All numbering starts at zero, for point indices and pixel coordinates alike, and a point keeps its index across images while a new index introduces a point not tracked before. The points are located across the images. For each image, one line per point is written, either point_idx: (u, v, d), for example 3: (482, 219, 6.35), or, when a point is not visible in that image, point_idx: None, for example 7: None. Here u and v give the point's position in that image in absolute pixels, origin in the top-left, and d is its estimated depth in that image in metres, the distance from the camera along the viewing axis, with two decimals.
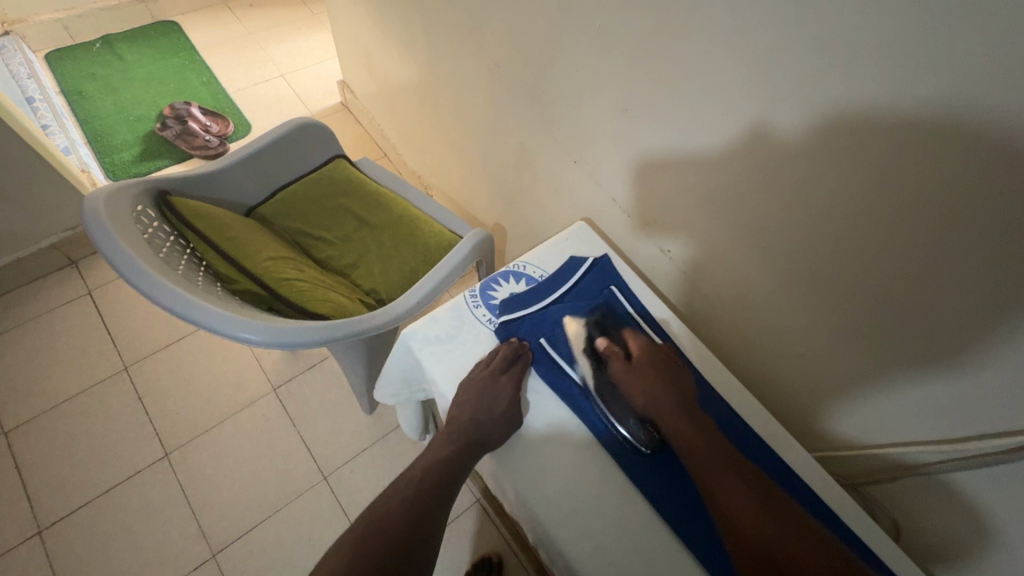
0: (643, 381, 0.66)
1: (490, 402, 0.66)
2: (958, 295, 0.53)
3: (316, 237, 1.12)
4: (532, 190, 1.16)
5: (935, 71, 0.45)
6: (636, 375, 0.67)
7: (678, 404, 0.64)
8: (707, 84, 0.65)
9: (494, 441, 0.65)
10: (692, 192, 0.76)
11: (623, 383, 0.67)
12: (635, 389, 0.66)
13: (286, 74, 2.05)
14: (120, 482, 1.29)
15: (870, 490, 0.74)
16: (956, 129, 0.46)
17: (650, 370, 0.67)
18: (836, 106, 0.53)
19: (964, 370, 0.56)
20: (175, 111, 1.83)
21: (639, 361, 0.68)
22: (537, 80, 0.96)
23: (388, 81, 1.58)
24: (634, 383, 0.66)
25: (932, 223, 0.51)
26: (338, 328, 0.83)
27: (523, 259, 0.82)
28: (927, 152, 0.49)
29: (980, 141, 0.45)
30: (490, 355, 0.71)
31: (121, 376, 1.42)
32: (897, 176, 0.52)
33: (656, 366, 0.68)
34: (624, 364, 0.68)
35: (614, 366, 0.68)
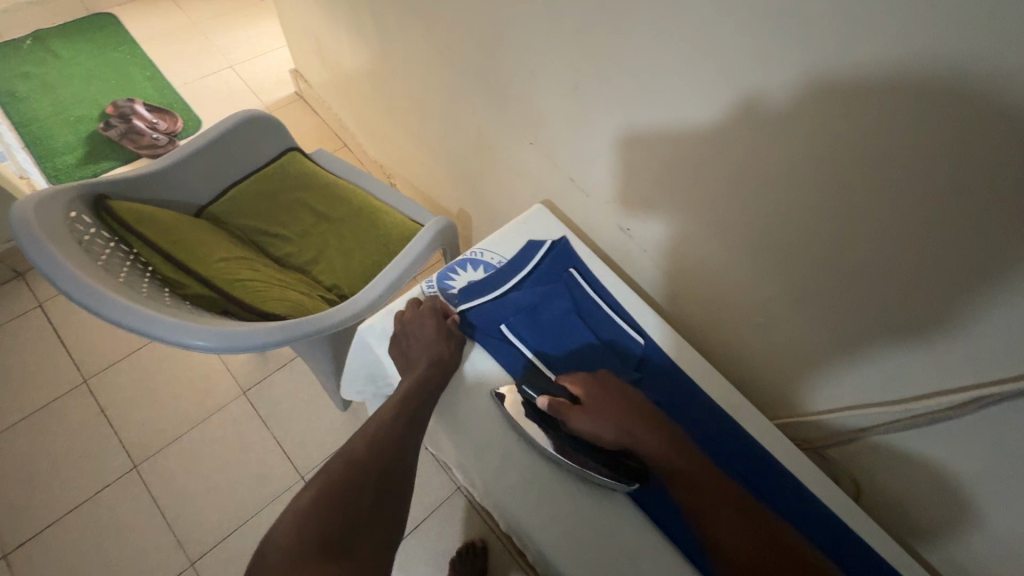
0: (609, 420, 0.63)
1: (417, 328, 0.70)
2: (905, 261, 0.54)
3: (272, 234, 1.09)
4: (492, 174, 1.14)
5: (874, 37, 0.45)
6: (597, 419, 0.63)
7: (648, 432, 0.63)
8: (656, 59, 0.64)
9: (445, 362, 0.69)
10: (648, 170, 0.75)
11: (586, 430, 0.63)
12: (603, 431, 0.63)
13: (235, 65, 1.97)
14: (88, 498, 1.25)
15: (828, 454, 0.76)
16: (896, 96, 0.46)
17: (606, 405, 0.64)
18: (781, 76, 0.53)
19: (913, 330, 0.57)
20: (118, 109, 1.74)
21: (592, 403, 0.64)
22: (489, 60, 0.93)
23: (340, 68, 1.53)
24: (602, 427, 0.63)
25: (878, 190, 0.52)
26: (296, 327, 0.81)
27: (480, 245, 0.81)
28: (869, 120, 0.49)
29: (922, 105, 0.45)
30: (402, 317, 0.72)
31: (80, 390, 1.37)
32: (842, 145, 0.52)
33: (609, 401, 0.64)
34: (578, 412, 0.64)
35: (575, 416, 0.63)
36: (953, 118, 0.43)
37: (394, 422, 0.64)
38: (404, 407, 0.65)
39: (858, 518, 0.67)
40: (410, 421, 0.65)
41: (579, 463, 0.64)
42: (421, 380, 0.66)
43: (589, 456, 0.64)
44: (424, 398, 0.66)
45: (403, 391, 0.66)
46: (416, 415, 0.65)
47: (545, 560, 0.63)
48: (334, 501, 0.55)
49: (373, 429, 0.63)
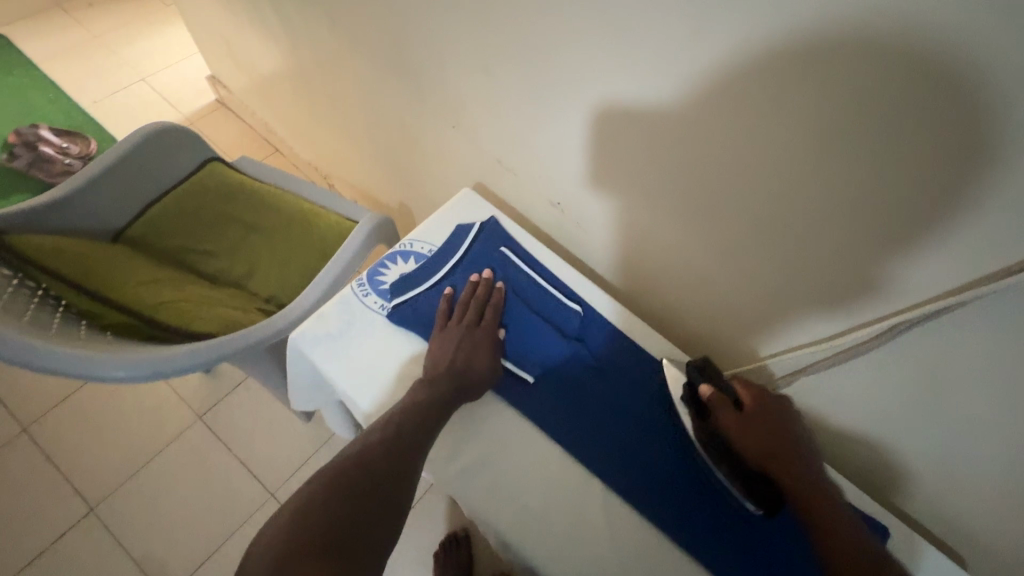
0: (759, 437, 0.57)
1: (456, 345, 0.67)
2: (807, 201, 0.56)
3: (201, 251, 1.04)
4: (423, 163, 1.11)
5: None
6: (754, 434, 0.57)
7: (801, 466, 0.56)
8: (555, 27, 0.63)
9: (469, 386, 0.65)
10: (567, 141, 0.75)
11: (735, 436, 0.58)
12: (752, 445, 0.57)
13: (147, 77, 1.85)
14: (44, 550, 1.19)
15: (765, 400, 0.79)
16: (775, 38, 0.47)
17: (767, 427, 0.58)
18: (670, 30, 0.53)
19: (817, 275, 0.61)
20: (22, 137, 1.62)
21: (754, 412, 0.59)
22: (397, 45, 0.90)
23: (256, 69, 1.46)
24: (750, 439, 0.58)
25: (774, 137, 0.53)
26: (228, 343, 0.76)
27: (410, 236, 0.79)
28: (755, 65, 0.50)
29: (800, 45, 0.46)
30: (449, 303, 0.71)
31: (21, 440, 1.29)
32: (735, 93, 0.53)
33: (775, 426, 0.58)
34: (736, 417, 0.59)
35: (724, 417, 0.59)
36: (826, 55, 0.45)
37: (401, 427, 0.59)
38: (410, 413, 0.61)
39: None
40: (420, 428, 0.60)
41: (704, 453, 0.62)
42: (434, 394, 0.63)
43: (722, 454, 0.61)
44: (434, 412, 0.62)
45: (412, 396, 0.63)
46: (425, 428, 0.60)
47: (503, 540, 0.63)
48: (332, 502, 0.50)
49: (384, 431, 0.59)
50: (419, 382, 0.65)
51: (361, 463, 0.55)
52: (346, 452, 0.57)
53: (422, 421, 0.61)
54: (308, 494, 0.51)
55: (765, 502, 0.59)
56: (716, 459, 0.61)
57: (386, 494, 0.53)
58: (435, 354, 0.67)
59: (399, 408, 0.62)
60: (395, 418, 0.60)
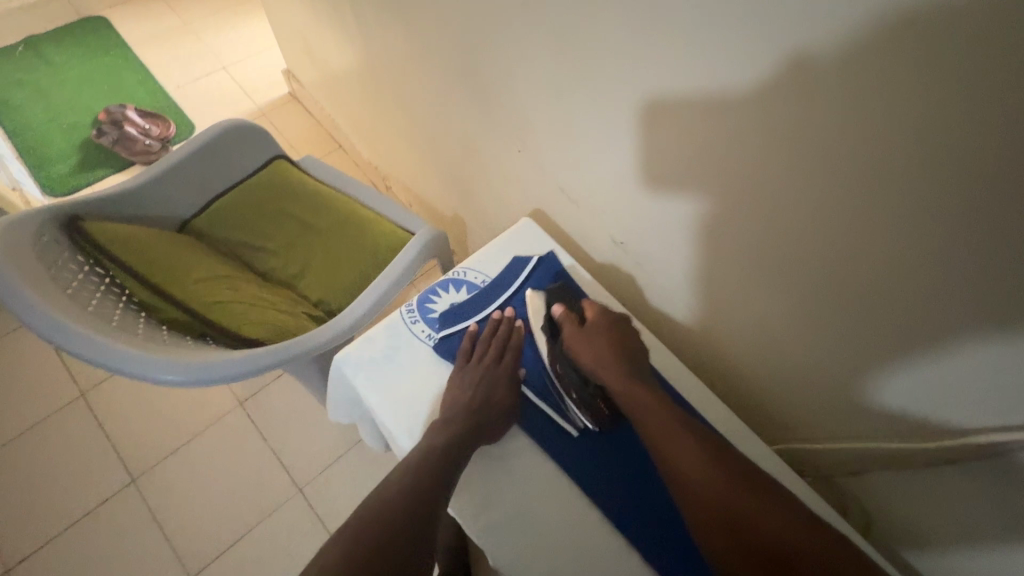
0: (591, 347, 0.67)
1: (477, 385, 0.65)
2: (913, 282, 0.50)
3: (258, 248, 1.06)
4: (482, 180, 1.09)
5: (882, 48, 0.41)
6: (588, 341, 0.68)
7: (622, 365, 0.66)
8: (646, 66, 0.60)
9: (488, 425, 0.63)
10: (640, 181, 0.72)
11: (574, 347, 0.68)
12: (584, 351, 0.67)
13: (228, 66, 1.93)
14: (87, 512, 1.25)
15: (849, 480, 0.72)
16: (904, 110, 0.43)
17: (604, 338, 0.68)
18: (779, 85, 0.49)
19: (925, 356, 0.54)
20: (111, 115, 1.71)
21: (590, 326, 0.69)
22: (473, 63, 0.89)
23: (329, 68, 1.49)
24: (584, 346, 0.67)
25: (885, 211, 0.49)
26: (274, 354, 0.77)
27: (464, 264, 0.78)
28: (878, 135, 0.45)
29: (940, 120, 0.41)
30: (469, 338, 0.70)
31: (78, 403, 1.37)
32: (845, 162, 0.49)
33: (608, 334, 0.68)
34: (574, 327, 0.69)
35: (566, 328, 0.69)
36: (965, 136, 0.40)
37: (419, 471, 0.57)
38: (430, 460, 0.57)
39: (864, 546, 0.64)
40: (441, 472, 0.57)
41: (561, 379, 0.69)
42: (454, 435, 0.60)
43: (573, 373, 0.68)
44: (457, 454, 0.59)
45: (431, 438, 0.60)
46: (446, 472, 0.57)
47: None
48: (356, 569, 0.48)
49: (405, 475, 0.57)
50: (438, 422, 0.62)
51: (379, 523, 0.52)
52: (366, 511, 0.54)
53: (443, 465, 0.57)
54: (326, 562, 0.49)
55: (603, 420, 0.67)
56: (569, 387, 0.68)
57: (405, 559, 0.50)
58: (455, 392, 0.65)
59: (419, 453, 0.58)
60: (414, 460, 0.58)
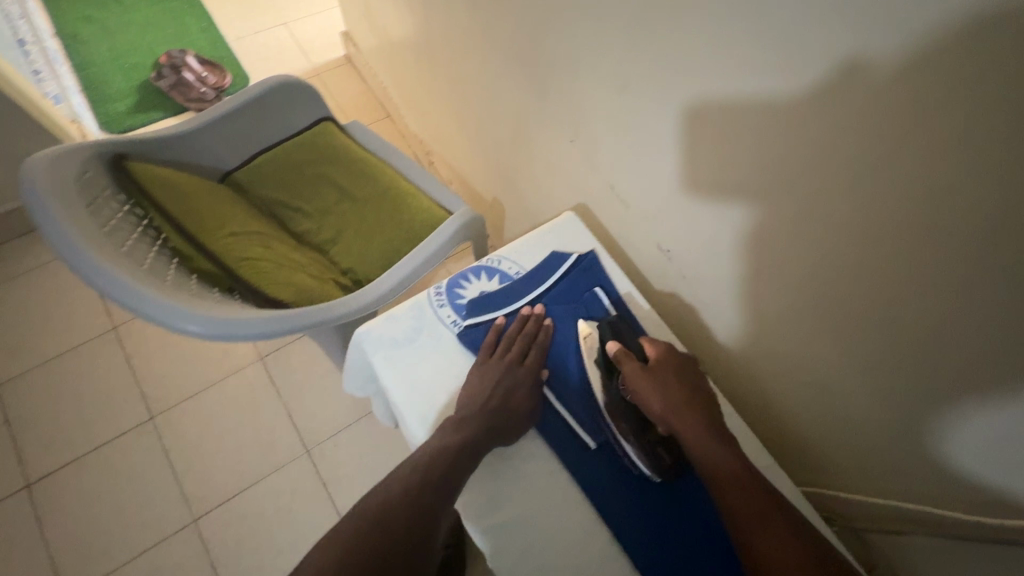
0: (655, 393, 0.61)
1: (499, 388, 0.62)
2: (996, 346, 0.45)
3: (294, 209, 1.05)
4: (527, 166, 1.06)
5: (1003, 77, 0.35)
6: (654, 385, 0.61)
7: (695, 420, 0.59)
8: (720, 68, 0.55)
9: (508, 429, 0.60)
10: (695, 191, 0.67)
11: (638, 392, 0.62)
12: (651, 398, 0.61)
13: (289, 22, 1.93)
14: (106, 443, 1.29)
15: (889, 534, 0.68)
16: (1019, 153, 0.37)
17: (670, 384, 0.62)
18: (872, 106, 0.44)
19: (992, 428, 0.49)
20: (171, 59, 1.73)
21: (656, 366, 0.63)
22: (533, 45, 0.84)
23: (387, 34, 1.46)
24: (649, 392, 0.61)
25: (973, 262, 0.43)
26: (296, 319, 0.76)
27: (500, 252, 0.74)
28: (982, 178, 0.39)
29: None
30: (493, 341, 0.66)
31: (110, 336, 1.41)
32: (939, 202, 0.43)
33: (674, 381, 0.62)
34: (637, 367, 0.63)
35: (628, 368, 0.63)
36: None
37: (429, 471, 0.55)
38: (442, 456, 0.56)
39: None
40: (452, 475, 0.55)
41: (615, 420, 0.63)
42: (471, 437, 0.58)
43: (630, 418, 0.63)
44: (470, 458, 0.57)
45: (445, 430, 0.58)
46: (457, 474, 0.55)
47: None
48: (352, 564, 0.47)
49: (414, 472, 0.55)
50: (455, 415, 0.60)
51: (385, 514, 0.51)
52: (374, 500, 0.53)
53: (453, 468, 0.55)
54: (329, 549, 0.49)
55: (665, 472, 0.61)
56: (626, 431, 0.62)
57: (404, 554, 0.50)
58: (475, 393, 0.62)
59: (433, 446, 0.57)
60: (426, 459, 0.56)
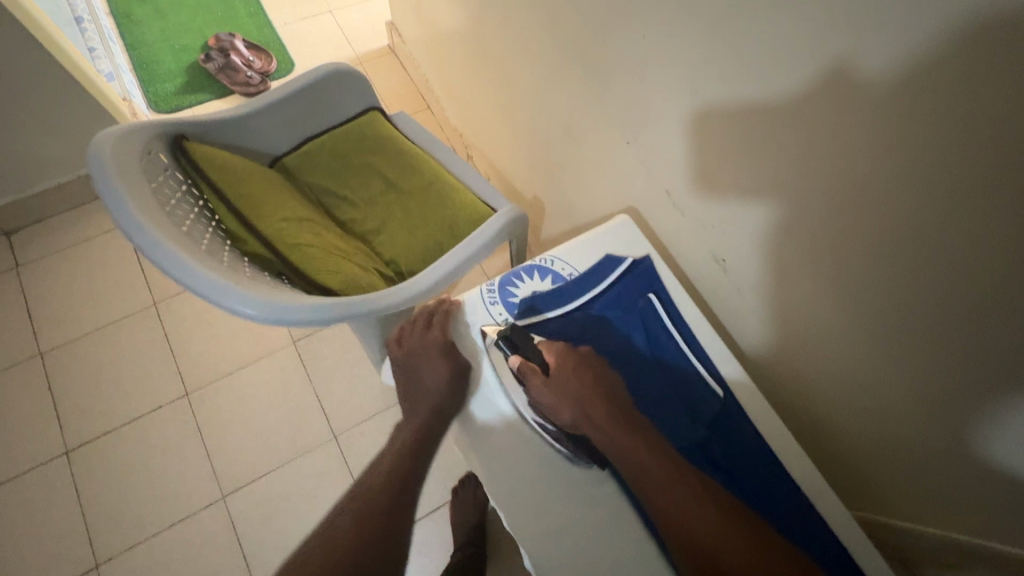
0: (563, 402, 0.60)
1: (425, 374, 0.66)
2: None
3: (340, 197, 1.06)
4: (575, 166, 1.04)
5: None
6: (556, 394, 0.60)
7: (608, 416, 0.59)
8: (802, 79, 0.53)
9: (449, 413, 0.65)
10: (759, 202, 0.65)
11: (544, 401, 0.61)
12: (559, 407, 0.60)
13: (334, 10, 1.94)
14: (141, 416, 1.32)
15: (955, 553, 0.64)
16: None
17: (574, 389, 0.60)
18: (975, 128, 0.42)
19: None
20: (219, 43, 1.75)
21: (556, 374, 0.61)
22: (593, 43, 0.83)
23: (435, 27, 1.46)
24: (556, 404, 0.60)
25: None
26: (344, 307, 0.77)
27: (553, 252, 0.74)
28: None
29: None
30: (403, 329, 0.71)
31: (149, 312, 1.44)
32: None
33: (580, 382, 0.61)
34: (540, 380, 0.61)
35: (532, 383, 0.62)
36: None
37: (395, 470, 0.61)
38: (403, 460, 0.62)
39: None
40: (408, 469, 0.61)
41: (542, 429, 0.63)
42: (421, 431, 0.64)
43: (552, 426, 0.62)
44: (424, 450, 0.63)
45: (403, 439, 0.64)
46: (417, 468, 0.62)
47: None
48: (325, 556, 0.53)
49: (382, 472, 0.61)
50: (409, 421, 0.66)
51: (357, 510, 0.57)
52: (347, 500, 0.59)
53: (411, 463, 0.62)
54: (308, 547, 0.54)
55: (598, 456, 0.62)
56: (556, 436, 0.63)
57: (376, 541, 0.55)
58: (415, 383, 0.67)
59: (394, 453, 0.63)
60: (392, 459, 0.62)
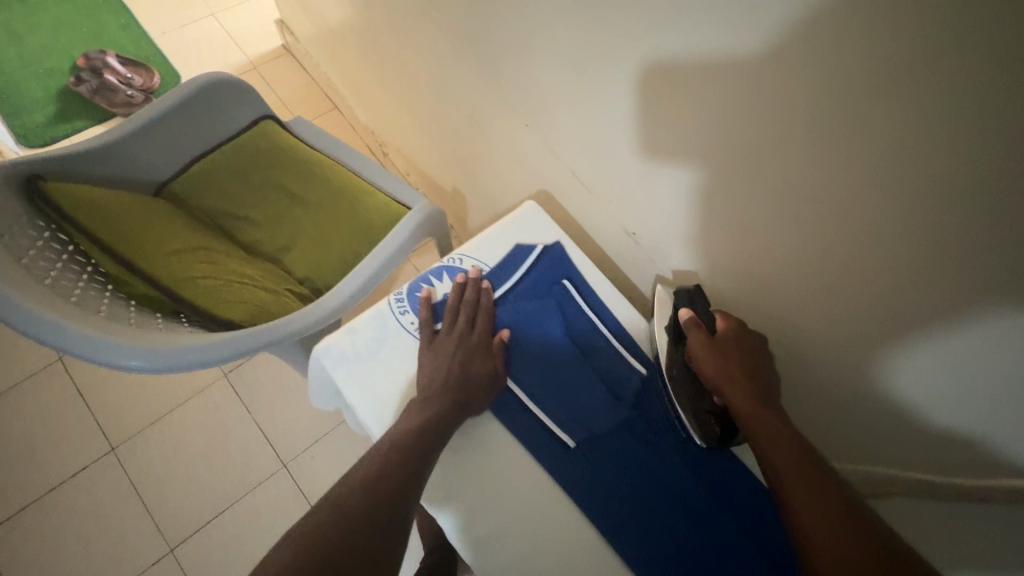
0: (722, 363, 0.60)
1: (465, 356, 0.62)
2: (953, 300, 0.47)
3: (240, 217, 0.98)
4: (485, 155, 1.02)
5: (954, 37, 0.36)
6: (716, 357, 0.61)
7: (760, 399, 0.58)
8: (680, 39, 0.52)
9: (474, 393, 0.60)
10: (662, 167, 0.65)
11: (699, 360, 0.61)
12: (712, 370, 0.61)
13: (218, 13, 1.80)
14: (65, 481, 1.22)
15: (870, 485, 0.65)
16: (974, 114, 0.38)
17: (733, 359, 0.60)
18: (854, 75, 0.42)
19: (951, 383, 0.52)
20: (90, 61, 1.59)
21: (724, 340, 0.62)
22: (480, 25, 0.79)
23: (324, 21, 1.37)
24: (710, 363, 0.61)
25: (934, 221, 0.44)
26: (246, 340, 0.71)
27: (461, 250, 0.72)
28: (975, 144, 0.38)
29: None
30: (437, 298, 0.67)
31: (56, 368, 1.32)
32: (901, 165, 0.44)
33: (743, 356, 0.60)
34: (702, 339, 0.62)
35: (693, 336, 0.62)
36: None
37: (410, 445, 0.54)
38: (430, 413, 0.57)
39: None
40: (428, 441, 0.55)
41: (672, 382, 0.64)
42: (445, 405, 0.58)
43: (688, 384, 0.63)
44: (443, 422, 0.57)
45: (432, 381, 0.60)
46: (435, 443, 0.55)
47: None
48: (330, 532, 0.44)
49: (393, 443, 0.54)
50: (429, 396, 0.58)
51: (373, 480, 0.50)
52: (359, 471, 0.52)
53: (437, 435, 0.56)
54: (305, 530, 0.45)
55: (712, 436, 0.63)
56: (678, 395, 0.63)
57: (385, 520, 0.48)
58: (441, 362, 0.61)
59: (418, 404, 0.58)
60: (409, 429, 0.55)
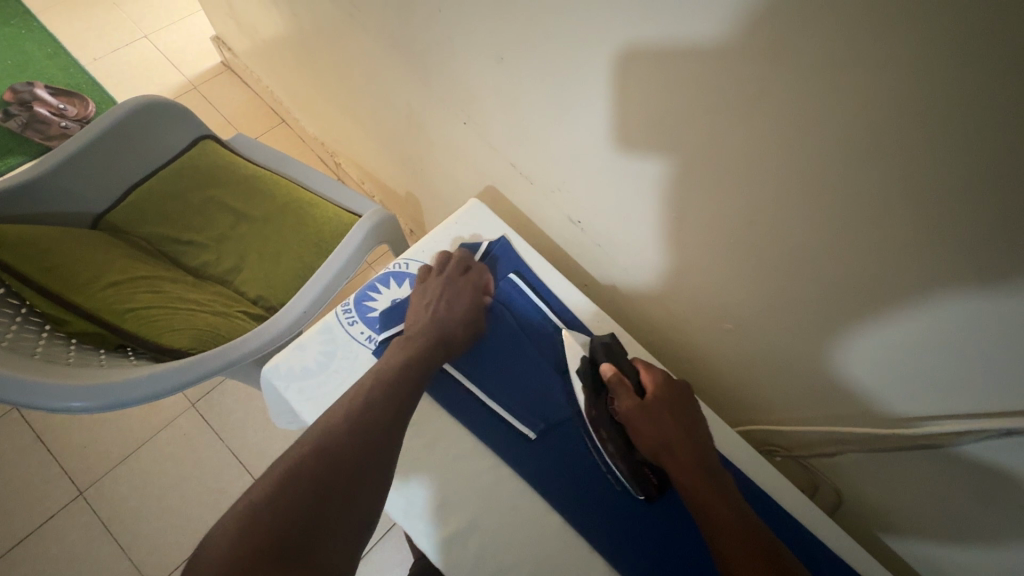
0: (653, 423, 0.57)
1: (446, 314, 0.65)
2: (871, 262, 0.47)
3: (185, 241, 0.96)
4: (430, 156, 1.01)
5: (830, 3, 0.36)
6: (649, 417, 0.57)
7: (695, 456, 0.55)
8: (588, 24, 0.53)
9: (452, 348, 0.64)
10: (593, 153, 0.65)
11: (632, 420, 0.58)
12: (647, 431, 0.57)
13: (151, 34, 1.75)
14: (32, 531, 1.17)
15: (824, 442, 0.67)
16: (859, 78, 0.38)
17: (665, 416, 0.58)
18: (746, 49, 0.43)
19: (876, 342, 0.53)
20: (18, 95, 1.52)
21: (653, 399, 0.59)
22: (405, 26, 0.79)
23: (258, 34, 1.34)
24: (645, 424, 0.57)
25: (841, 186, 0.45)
26: (193, 367, 0.69)
27: (406, 255, 0.73)
28: (857, 110, 0.40)
29: (934, 91, 0.35)
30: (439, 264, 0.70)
31: (12, 417, 1.26)
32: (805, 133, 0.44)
33: (674, 415, 0.58)
34: (634, 401, 0.58)
35: (623, 400, 0.59)
36: (970, 111, 0.34)
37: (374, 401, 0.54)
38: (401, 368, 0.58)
39: (823, 524, 0.64)
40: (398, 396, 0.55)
41: (604, 438, 0.61)
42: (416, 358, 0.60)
43: (619, 441, 0.60)
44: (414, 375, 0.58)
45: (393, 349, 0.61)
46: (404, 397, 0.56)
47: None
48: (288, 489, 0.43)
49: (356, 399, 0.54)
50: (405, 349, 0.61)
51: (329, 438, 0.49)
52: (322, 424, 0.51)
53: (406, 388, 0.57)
54: (252, 500, 0.43)
55: (648, 488, 0.60)
56: (612, 448, 0.60)
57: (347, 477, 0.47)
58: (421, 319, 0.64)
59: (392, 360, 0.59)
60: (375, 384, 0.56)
